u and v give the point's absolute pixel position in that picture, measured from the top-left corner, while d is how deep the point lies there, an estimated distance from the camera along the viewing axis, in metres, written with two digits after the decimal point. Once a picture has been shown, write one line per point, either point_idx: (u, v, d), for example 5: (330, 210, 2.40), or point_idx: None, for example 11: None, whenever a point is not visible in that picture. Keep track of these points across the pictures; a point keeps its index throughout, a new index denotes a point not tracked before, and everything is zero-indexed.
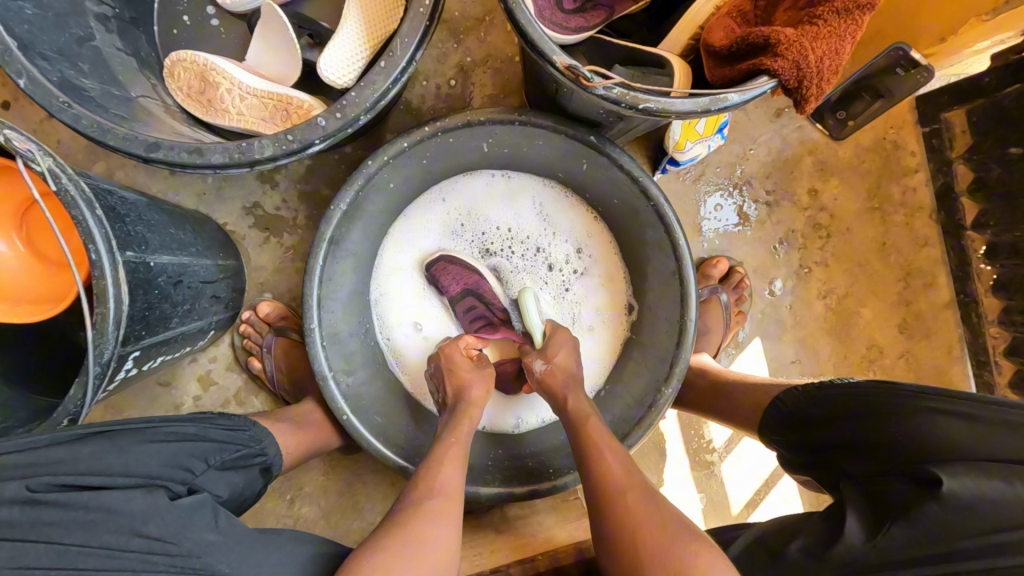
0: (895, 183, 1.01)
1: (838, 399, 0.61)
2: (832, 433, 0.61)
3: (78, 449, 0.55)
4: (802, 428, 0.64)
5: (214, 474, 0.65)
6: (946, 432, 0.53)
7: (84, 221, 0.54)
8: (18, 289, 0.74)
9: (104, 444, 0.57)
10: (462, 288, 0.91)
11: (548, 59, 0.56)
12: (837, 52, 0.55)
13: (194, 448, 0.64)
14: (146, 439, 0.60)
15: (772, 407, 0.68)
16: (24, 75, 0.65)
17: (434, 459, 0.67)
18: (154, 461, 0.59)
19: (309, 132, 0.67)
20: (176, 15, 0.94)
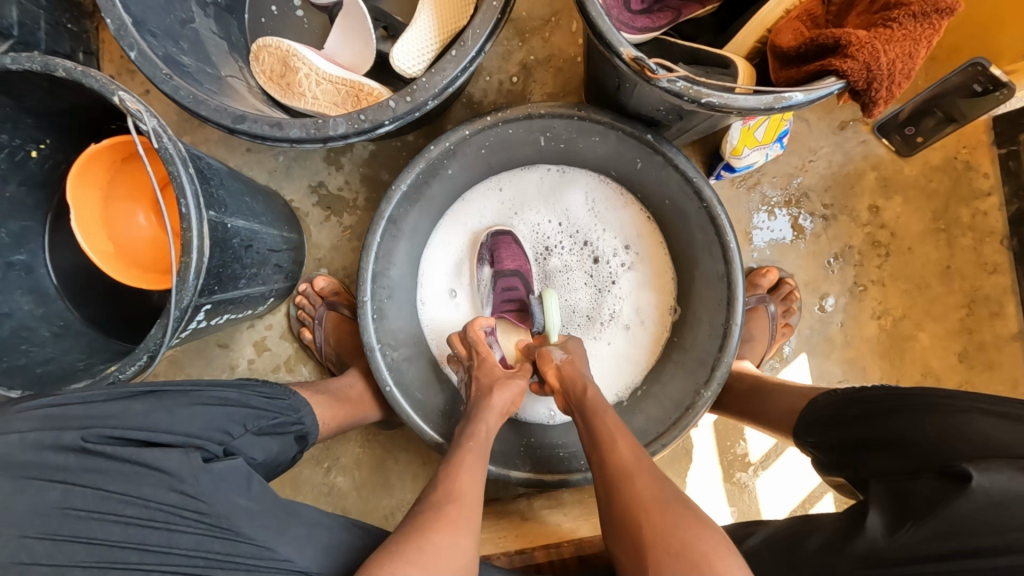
0: (965, 205, 0.97)
1: (875, 401, 0.63)
2: (867, 434, 0.62)
3: (127, 406, 0.55)
4: (838, 428, 0.65)
5: (250, 439, 0.64)
6: (982, 430, 0.54)
7: (178, 176, 0.59)
8: (144, 258, 0.81)
9: (152, 401, 0.57)
10: (515, 268, 0.95)
11: (615, 50, 0.57)
12: (910, 56, 0.54)
13: (234, 412, 0.63)
14: (192, 401, 0.60)
15: (810, 407, 0.70)
16: (134, 48, 0.72)
17: (452, 465, 0.66)
18: (195, 421, 0.58)
19: (380, 114, 0.72)
20: (265, 5, 1.01)
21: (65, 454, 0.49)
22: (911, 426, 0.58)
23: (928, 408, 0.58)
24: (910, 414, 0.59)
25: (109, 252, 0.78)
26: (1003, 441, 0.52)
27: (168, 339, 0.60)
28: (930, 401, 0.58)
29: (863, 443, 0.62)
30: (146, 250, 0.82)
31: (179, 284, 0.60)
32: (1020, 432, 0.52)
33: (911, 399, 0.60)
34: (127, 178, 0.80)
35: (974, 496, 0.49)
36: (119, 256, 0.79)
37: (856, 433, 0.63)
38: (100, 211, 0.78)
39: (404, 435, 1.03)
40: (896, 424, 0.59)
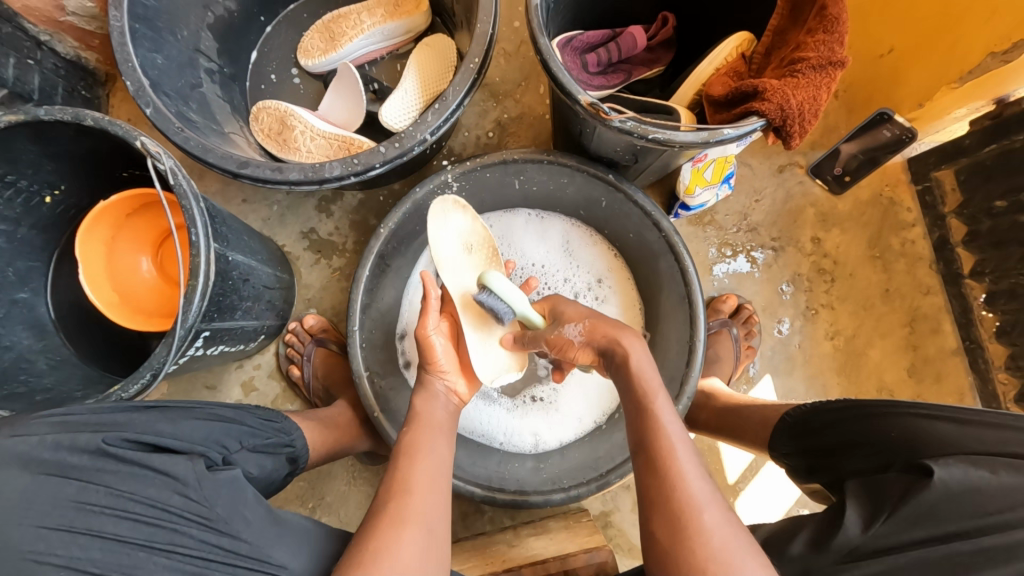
0: (894, 234, 1.08)
1: (839, 411, 0.67)
2: (836, 441, 0.66)
3: (136, 415, 0.58)
4: (807, 437, 0.70)
5: (246, 455, 0.68)
6: (937, 434, 0.58)
7: (190, 209, 0.65)
8: (146, 305, 0.86)
9: (158, 414, 0.61)
10: None
11: (574, 98, 0.68)
12: (815, 98, 0.65)
13: (232, 428, 0.67)
14: (195, 415, 0.64)
15: (782, 421, 0.74)
16: (151, 105, 0.81)
17: (401, 450, 0.67)
18: (197, 432, 0.62)
19: (371, 158, 0.81)
20: (265, 74, 1.13)
21: (82, 455, 0.52)
22: (873, 431, 0.63)
23: (886, 414, 0.63)
24: (871, 421, 0.63)
25: (114, 301, 0.83)
26: (956, 441, 0.57)
27: (172, 358, 0.64)
28: (886, 408, 0.63)
29: (835, 450, 0.66)
30: (147, 298, 0.87)
31: (185, 305, 0.64)
32: (968, 431, 0.57)
33: (869, 406, 0.65)
34: (130, 232, 0.86)
35: (936, 486, 0.53)
36: (122, 306, 0.84)
37: (827, 440, 0.67)
38: (105, 263, 0.83)
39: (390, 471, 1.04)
40: (860, 430, 0.64)
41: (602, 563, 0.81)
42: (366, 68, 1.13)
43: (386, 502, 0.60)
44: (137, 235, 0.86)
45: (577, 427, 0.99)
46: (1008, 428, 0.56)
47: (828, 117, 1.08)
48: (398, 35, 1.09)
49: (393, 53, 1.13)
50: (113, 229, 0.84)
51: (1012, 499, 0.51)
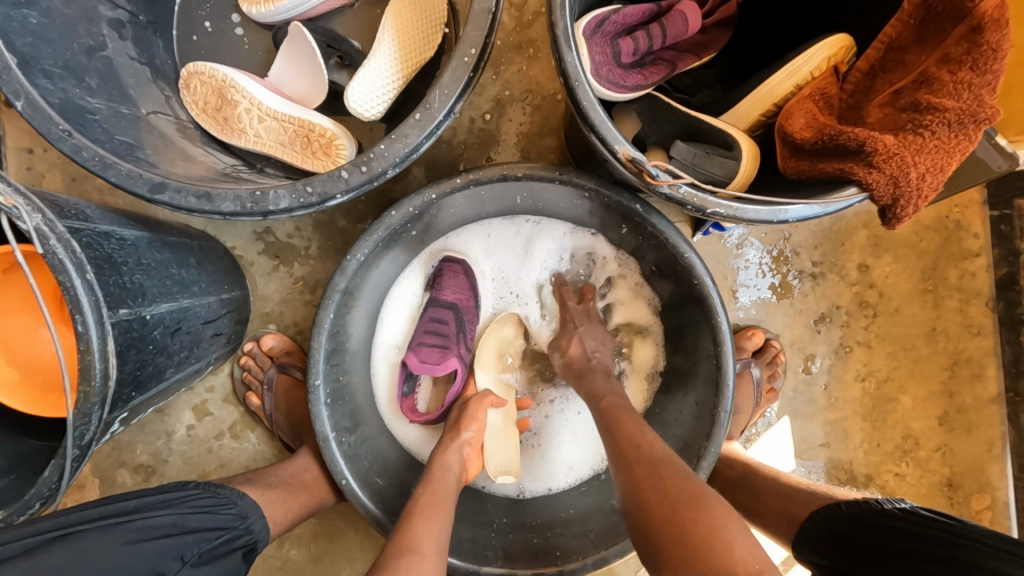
0: (954, 266, 0.93)
1: (903, 526, 0.60)
2: (890, 558, 0.59)
3: (36, 565, 0.52)
4: (853, 546, 0.62)
5: (188, 573, 0.61)
6: None
7: (71, 289, 0.47)
8: (55, 377, 0.69)
9: (68, 552, 0.54)
10: (453, 299, 0.84)
11: (608, 146, 0.48)
12: (942, 169, 0.47)
13: (168, 545, 0.60)
14: (118, 541, 0.57)
15: (811, 519, 0.67)
16: (21, 97, 0.58)
17: (413, 513, 0.62)
18: (119, 569, 0.55)
19: (330, 185, 0.61)
20: (197, 20, 0.87)
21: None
22: (945, 562, 0.56)
23: (958, 546, 0.57)
24: (941, 548, 0.57)
25: (13, 382, 0.67)
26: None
27: (67, 481, 0.49)
28: (960, 538, 0.57)
29: (885, 569, 0.59)
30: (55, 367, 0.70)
31: (79, 415, 0.49)
32: None
33: (938, 532, 0.58)
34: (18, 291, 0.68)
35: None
36: (26, 382, 0.68)
37: (878, 556, 0.60)
38: None
39: None
40: (927, 556, 0.57)
41: None
42: (330, 18, 0.87)
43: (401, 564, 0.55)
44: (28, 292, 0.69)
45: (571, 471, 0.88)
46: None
47: None
48: None
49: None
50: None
51: None
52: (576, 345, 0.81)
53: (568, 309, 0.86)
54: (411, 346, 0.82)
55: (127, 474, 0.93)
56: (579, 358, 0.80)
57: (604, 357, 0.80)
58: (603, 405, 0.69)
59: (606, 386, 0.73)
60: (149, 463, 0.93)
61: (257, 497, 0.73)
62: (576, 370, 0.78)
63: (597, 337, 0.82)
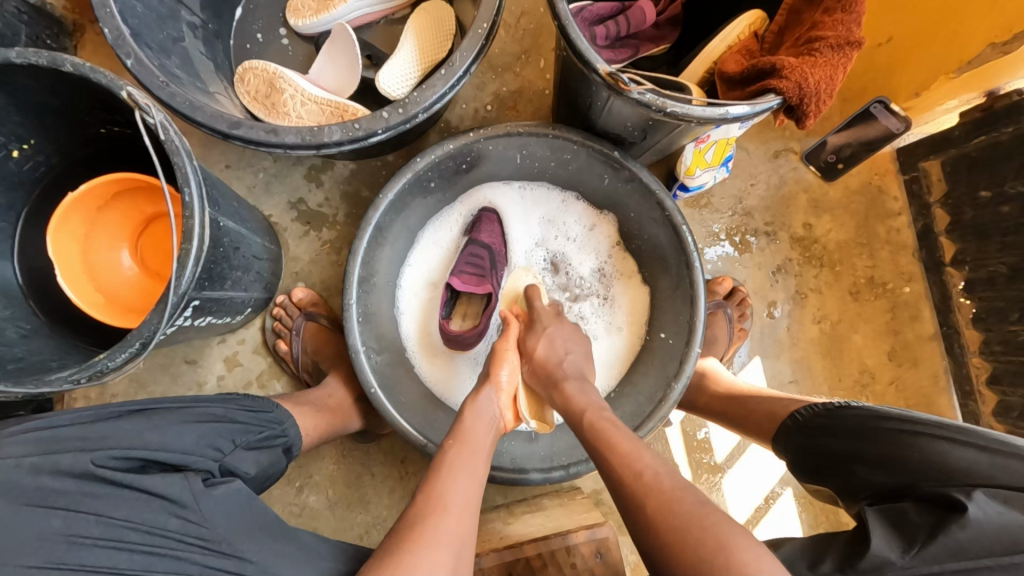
0: (880, 223, 1.11)
1: (855, 422, 0.70)
2: (852, 447, 0.69)
3: (121, 425, 0.57)
4: (819, 448, 0.72)
5: (241, 454, 0.67)
6: (962, 459, 0.60)
7: (184, 167, 0.60)
8: (131, 302, 0.84)
9: (144, 421, 0.60)
10: (487, 241, 0.97)
11: (592, 67, 0.66)
12: (831, 78, 0.65)
13: (221, 428, 0.66)
14: (183, 419, 0.62)
15: (793, 417, 0.77)
16: (132, 56, 0.75)
17: (441, 469, 0.65)
18: (187, 439, 0.61)
19: (374, 123, 0.77)
20: (250, 32, 1.07)
21: (67, 479, 0.50)
22: (900, 448, 0.65)
23: (911, 434, 0.65)
24: (896, 436, 0.66)
25: (100, 302, 0.81)
26: (973, 471, 0.59)
27: (164, 326, 0.60)
28: (912, 427, 0.65)
29: (850, 456, 0.69)
30: (130, 292, 0.85)
31: (178, 270, 0.60)
32: (993, 463, 0.59)
33: (894, 423, 0.67)
34: (106, 223, 0.83)
35: (974, 526, 0.53)
36: (109, 304, 0.82)
37: (844, 445, 0.70)
38: (84, 263, 0.81)
39: (380, 449, 1.02)
40: (886, 444, 0.66)
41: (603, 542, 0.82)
42: (360, 31, 1.07)
43: (422, 518, 0.59)
44: (116, 227, 0.84)
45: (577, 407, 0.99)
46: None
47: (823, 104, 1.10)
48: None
49: (388, 18, 1.08)
50: (88, 225, 0.82)
51: None
52: (546, 343, 0.81)
53: (538, 322, 0.85)
54: (453, 272, 0.96)
55: None
56: (547, 355, 0.80)
57: (576, 380, 0.76)
58: (588, 422, 0.69)
59: (587, 399, 0.72)
60: None
61: (290, 409, 0.79)
62: (547, 378, 0.77)
63: (572, 336, 0.84)
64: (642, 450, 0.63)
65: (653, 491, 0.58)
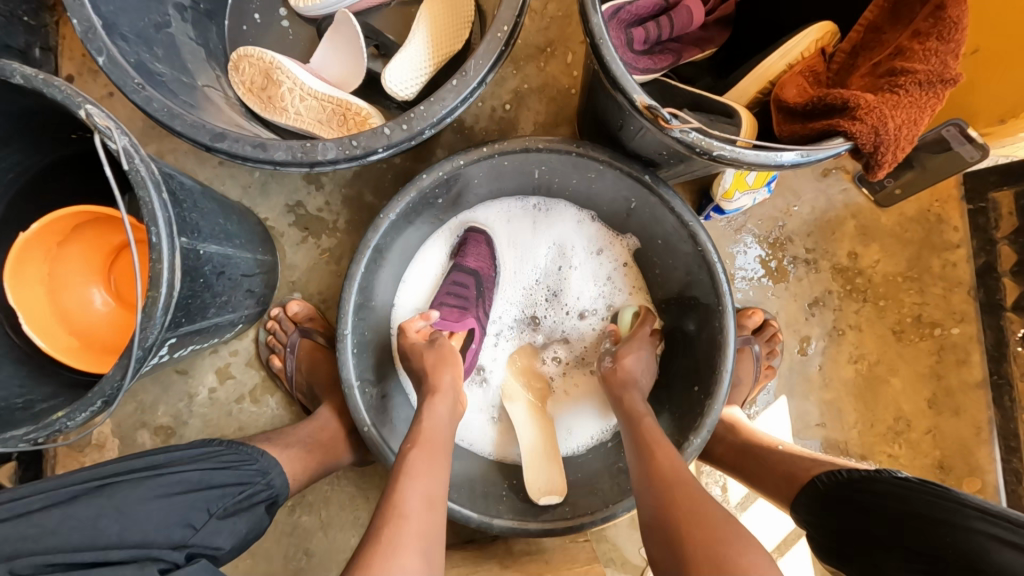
0: (936, 256, 1.00)
1: (884, 492, 0.64)
2: (879, 530, 0.64)
3: (67, 514, 0.53)
4: (838, 517, 0.67)
5: (216, 524, 0.62)
6: (1005, 559, 0.56)
7: (149, 202, 0.53)
8: (109, 342, 0.77)
9: (98, 503, 0.55)
10: (474, 266, 0.90)
11: (627, 96, 0.56)
12: (915, 123, 0.55)
13: (193, 498, 0.61)
14: (146, 495, 0.57)
15: (810, 485, 0.70)
16: (104, 53, 0.66)
17: (401, 473, 0.62)
18: (149, 519, 0.55)
19: (374, 141, 0.68)
20: (247, 12, 0.96)
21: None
22: (931, 538, 0.60)
23: (945, 523, 0.60)
24: (928, 523, 0.61)
25: (74, 347, 0.74)
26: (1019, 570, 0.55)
27: (129, 381, 0.54)
28: (946, 513, 0.60)
29: (877, 541, 0.64)
30: (108, 329, 0.78)
31: (144, 320, 0.54)
32: None
33: (925, 507, 0.62)
34: (70, 263, 0.76)
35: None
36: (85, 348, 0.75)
37: (870, 527, 0.64)
38: (51, 307, 0.74)
39: (376, 473, 0.97)
40: (917, 532, 0.61)
41: None
42: (369, 14, 0.96)
43: (385, 525, 0.56)
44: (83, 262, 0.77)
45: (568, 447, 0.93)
46: None
47: None
48: None
49: (400, 0, 0.96)
50: (45, 265, 0.74)
51: None
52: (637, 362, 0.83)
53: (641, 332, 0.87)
54: (434, 305, 0.89)
55: (148, 433, 0.96)
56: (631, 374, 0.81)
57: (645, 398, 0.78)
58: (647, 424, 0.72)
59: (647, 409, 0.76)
60: (169, 424, 0.96)
61: (277, 455, 0.74)
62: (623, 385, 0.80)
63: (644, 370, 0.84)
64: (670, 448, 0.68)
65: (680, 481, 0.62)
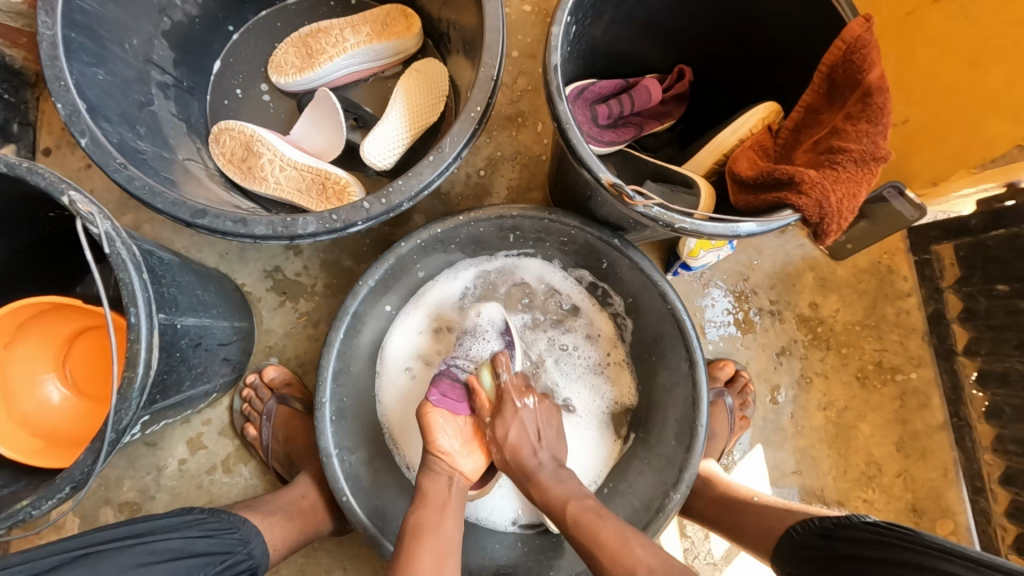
0: (890, 304, 1.06)
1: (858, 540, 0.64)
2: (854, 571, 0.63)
3: None
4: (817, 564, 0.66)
5: None
6: None
7: (129, 283, 0.53)
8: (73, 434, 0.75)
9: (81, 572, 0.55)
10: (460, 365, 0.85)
11: (594, 175, 0.60)
12: (854, 195, 0.60)
13: (175, 566, 0.61)
14: (127, 564, 0.58)
15: (788, 535, 0.71)
16: (87, 135, 0.68)
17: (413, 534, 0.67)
18: None
19: (353, 214, 0.70)
20: (229, 88, 1.00)
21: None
22: None
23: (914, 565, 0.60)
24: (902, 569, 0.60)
25: (39, 446, 0.70)
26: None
27: (98, 466, 0.53)
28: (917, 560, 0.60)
29: None
30: (72, 423, 0.76)
31: (118, 403, 0.54)
32: None
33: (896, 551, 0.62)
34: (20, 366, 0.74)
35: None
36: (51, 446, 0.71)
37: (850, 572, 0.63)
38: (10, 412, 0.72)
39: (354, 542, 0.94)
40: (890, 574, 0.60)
41: None
42: (348, 89, 1.01)
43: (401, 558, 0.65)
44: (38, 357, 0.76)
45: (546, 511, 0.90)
46: None
47: None
48: (386, 57, 0.98)
49: (378, 76, 1.02)
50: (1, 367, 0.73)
51: None
52: (517, 427, 0.77)
53: (506, 402, 0.78)
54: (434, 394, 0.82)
55: (111, 511, 0.91)
56: (513, 446, 0.76)
57: (542, 460, 0.75)
58: (570, 516, 0.68)
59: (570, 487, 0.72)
60: (134, 500, 0.92)
61: (253, 524, 0.73)
62: (520, 469, 0.75)
63: (547, 421, 0.80)
64: (631, 543, 0.64)
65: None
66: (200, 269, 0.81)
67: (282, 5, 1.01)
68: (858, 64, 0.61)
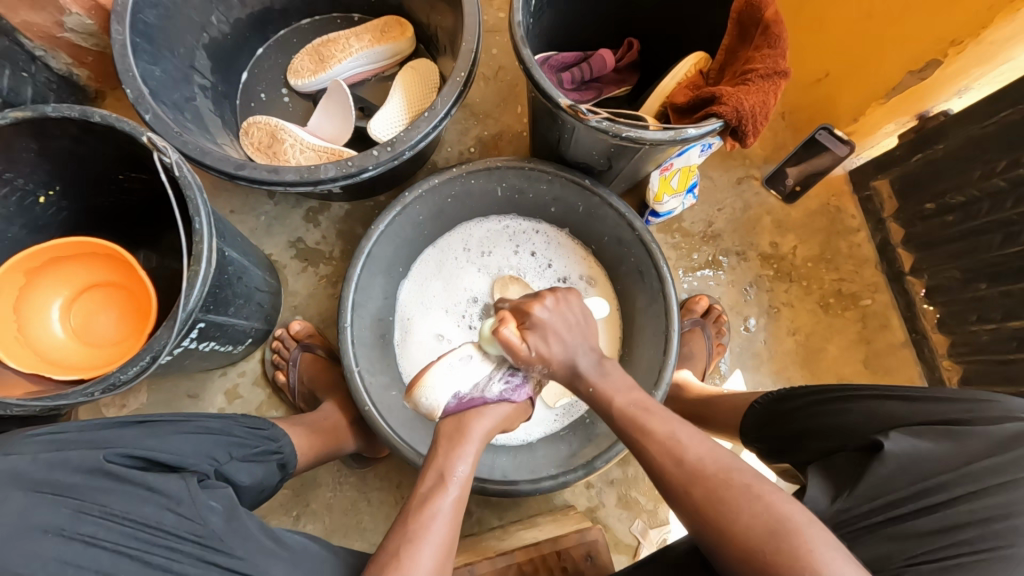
0: (842, 238, 1.19)
1: (805, 396, 0.72)
2: (797, 418, 0.72)
3: (122, 432, 0.58)
4: (772, 420, 0.76)
5: (236, 465, 0.69)
6: (890, 412, 0.63)
7: (195, 199, 0.68)
8: (110, 359, 0.87)
9: (143, 430, 0.61)
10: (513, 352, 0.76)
11: (554, 101, 0.76)
12: (765, 103, 0.74)
13: (220, 440, 0.68)
14: (179, 430, 0.64)
15: (750, 408, 0.81)
16: (151, 111, 0.84)
17: (427, 497, 0.65)
18: (186, 447, 0.62)
19: (365, 160, 0.86)
20: (255, 93, 1.19)
21: (76, 473, 0.50)
22: (839, 412, 0.67)
23: (845, 397, 0.68)
24: (833, 403, 0.68)
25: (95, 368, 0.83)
26: (906, 419, 0.62)
27: (173, 341, 0.67)
28: (846, 392, 0.68)
29: (799, 430, 0.71)
30: (106, 357, 0.88)
31: (187, 291, 0.67)
32: (912, 407, 0.63)
33: (830, 392, 0.70)
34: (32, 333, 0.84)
35: (889, 461, 0.58)
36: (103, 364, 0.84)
37: (794, 422, 0.72)
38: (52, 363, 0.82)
39: (376, 474, 1.04)
40: (824, 410, 0.69)
41: (591, 540, 0.88)
42: (354, 87, 1.19)
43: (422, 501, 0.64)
44: (47, 331, 0.87)
45: (549, 404, 1.02)
46: (945, 401, 0.61)
47: (778, 135, 1.21)
48: (385, 58, 1.16)
49: (379, 76, 1.20)
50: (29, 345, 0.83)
51: (943, 461, 0.57)
52: (555, 341, 0.70)
53: (532, 313, 0.70)
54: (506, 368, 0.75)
55: None
56: (561, 362, 0.70)
57: (588, 358, 0.71)
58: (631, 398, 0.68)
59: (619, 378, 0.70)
60: None
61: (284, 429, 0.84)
62: (566, 370, 0.71)
63: (572, 316, 0.72)
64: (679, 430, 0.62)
65: (699, 480, 0.57)
66: (234, 232, 0.87)
67: (297, 24, 1.21)
68: (754, 6, 0.78)
